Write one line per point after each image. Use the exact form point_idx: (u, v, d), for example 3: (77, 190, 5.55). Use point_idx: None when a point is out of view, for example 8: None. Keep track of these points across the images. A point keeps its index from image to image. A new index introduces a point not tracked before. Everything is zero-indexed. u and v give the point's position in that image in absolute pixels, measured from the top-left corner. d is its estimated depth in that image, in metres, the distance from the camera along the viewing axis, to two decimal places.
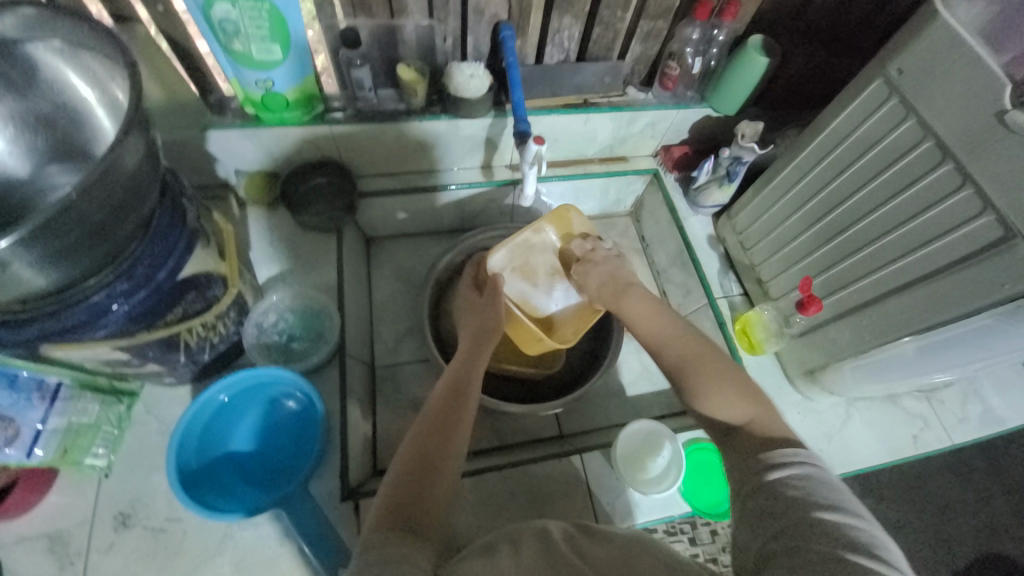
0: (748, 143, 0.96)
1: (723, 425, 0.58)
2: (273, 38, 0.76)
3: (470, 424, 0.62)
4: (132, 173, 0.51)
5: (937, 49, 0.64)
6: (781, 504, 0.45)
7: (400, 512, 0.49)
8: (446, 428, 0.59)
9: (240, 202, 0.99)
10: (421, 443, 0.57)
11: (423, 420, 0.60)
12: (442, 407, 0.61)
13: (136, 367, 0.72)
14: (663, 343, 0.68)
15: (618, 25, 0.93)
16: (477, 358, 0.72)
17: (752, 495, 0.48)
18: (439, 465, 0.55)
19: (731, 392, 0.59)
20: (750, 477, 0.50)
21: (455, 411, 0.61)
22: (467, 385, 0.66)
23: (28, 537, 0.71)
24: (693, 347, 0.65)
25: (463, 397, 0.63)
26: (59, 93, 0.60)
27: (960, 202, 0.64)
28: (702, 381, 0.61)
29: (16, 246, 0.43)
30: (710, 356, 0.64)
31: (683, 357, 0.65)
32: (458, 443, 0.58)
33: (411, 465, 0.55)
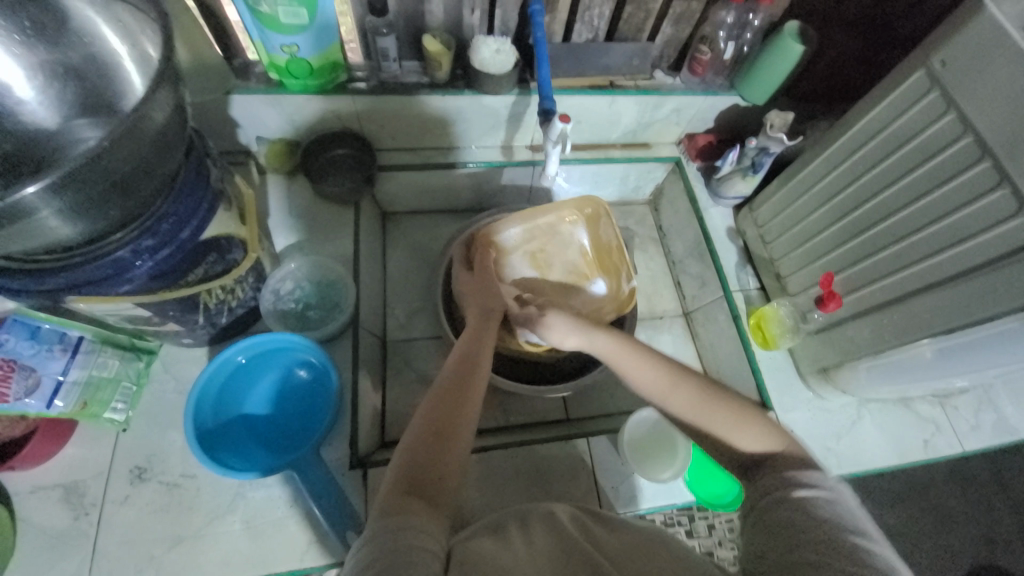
0: (776, 133, 0.94)
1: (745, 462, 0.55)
2: (300, 1, 0.75)
3: (479, 402, 0.61)
4: (160, 130, 0.51)
5: (985, 41, 0.61)
6: (804, 519, 0.45)
7: (414, 481, 0.49)
8: (455, 406, 0.58)
9: (261, 168, 0.99)
10: (430, 417, 0.57)
11: (432, 397, 0.59)
12: (452, 383, 0.61)
13: (156, 326, 0.73)
14: (661, 397, 0.63)
15: (650, 5, 0.90)
16: (485, 337, 0.71)
17: (773, 507, 0.48)
18: (450, 439, 0.55)
19: (751, 424, 0.57)
20: (772, 489, 0.49)
21: (465, 389, 0.60)
22: (475, 364, 0.64)
23: (45, 486, 0.74)
24: (692, 393, 0.61)
25: (472, 375, 0.63)
26: (89, 45, 0.60)
27: (995, 202, 0.62)
28: (720, 423, 0.58)
29: (45, 194, 0.43)
30: (710, 401, 0.59)
31: (687, 408, 0.60)
32: (467, 421, 0.58)
33: (423, 438, 0.55)
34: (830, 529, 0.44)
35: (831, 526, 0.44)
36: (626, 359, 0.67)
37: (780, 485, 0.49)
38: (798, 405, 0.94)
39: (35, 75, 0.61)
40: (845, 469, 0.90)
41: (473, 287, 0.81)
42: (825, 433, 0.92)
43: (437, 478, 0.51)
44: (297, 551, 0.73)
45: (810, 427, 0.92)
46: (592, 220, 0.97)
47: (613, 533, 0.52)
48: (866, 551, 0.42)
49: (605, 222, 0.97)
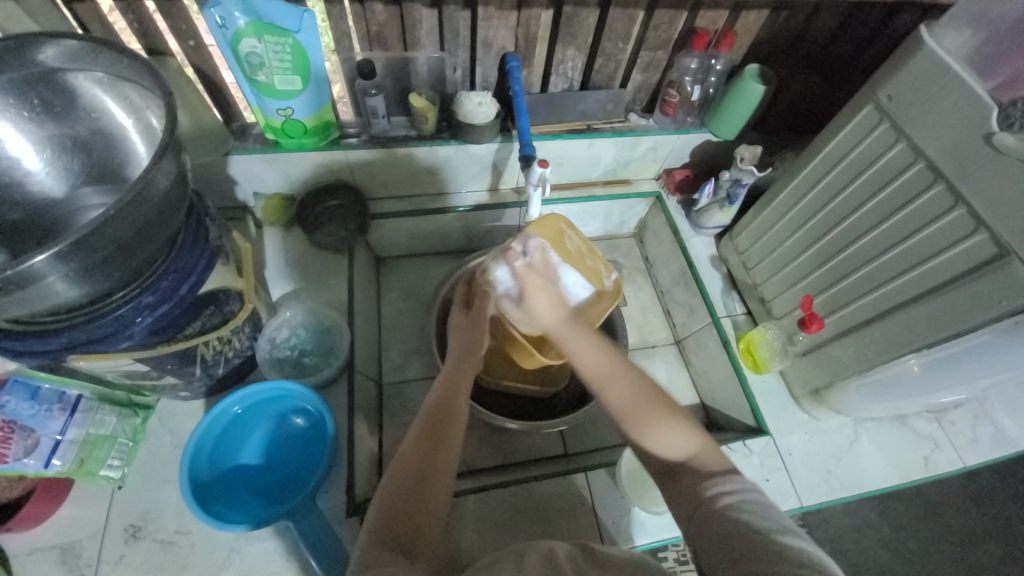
0: (747, 166, 0.99)
1: (669, 464, 0.56)
2: (294, 70, 0.81)
3: (460, 440, 0.62)
4: (163, 194, 0.54)
5: (924, 75, 0.66)
6: (735, 526, 0.46)
7: (391, 535, 0.51)
8: (434, 448, 0.59)
9: (257, 222, 1.03)
10: (408, 462, 0.58)
11: (412, 436, 0.61)
12: (429, 423, 0.62)
13: (154, 380, 0.74)
14: (603, 382, 0.63)
15: (619, 56, 0.97)
16: (466, 372, 0.71)
17: (711, 522, 0.48)
18: (431, 481, 0.56)
19: (677, 425, 0.58)
20: (701, 504, 0.50)
21: (445, 425, 0.62)
22: (452, 404, 0.65)
23: (40, 548, 0.73)
24: (629, 388, 0.61)
25: (447, 415, 0.63)
26: (97, 120, 0.65)
27: (952, 222, 0.66)
28: (648, 423, 0.58)
29: (55, 259, 0.46)
30: (645, 400, 0.60)
31: (624, 402, 0.61)
32: (447, 462, 0.58)
33: (399, 484, 0.56)
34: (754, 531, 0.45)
35: (755, 527, 0.45)
36: (578, 344, 0.68)
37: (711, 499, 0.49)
38: (794, 428, 0.94)
39: (43, 148, 0.65)
40: (847, 492, 0.89)
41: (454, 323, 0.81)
42: (824, 456, 0.92)
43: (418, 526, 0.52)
44: None
45: (808, 451, 0.92)
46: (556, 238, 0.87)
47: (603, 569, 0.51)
48: (794, 548, 0.43)
49: (569, 234, 0.89)
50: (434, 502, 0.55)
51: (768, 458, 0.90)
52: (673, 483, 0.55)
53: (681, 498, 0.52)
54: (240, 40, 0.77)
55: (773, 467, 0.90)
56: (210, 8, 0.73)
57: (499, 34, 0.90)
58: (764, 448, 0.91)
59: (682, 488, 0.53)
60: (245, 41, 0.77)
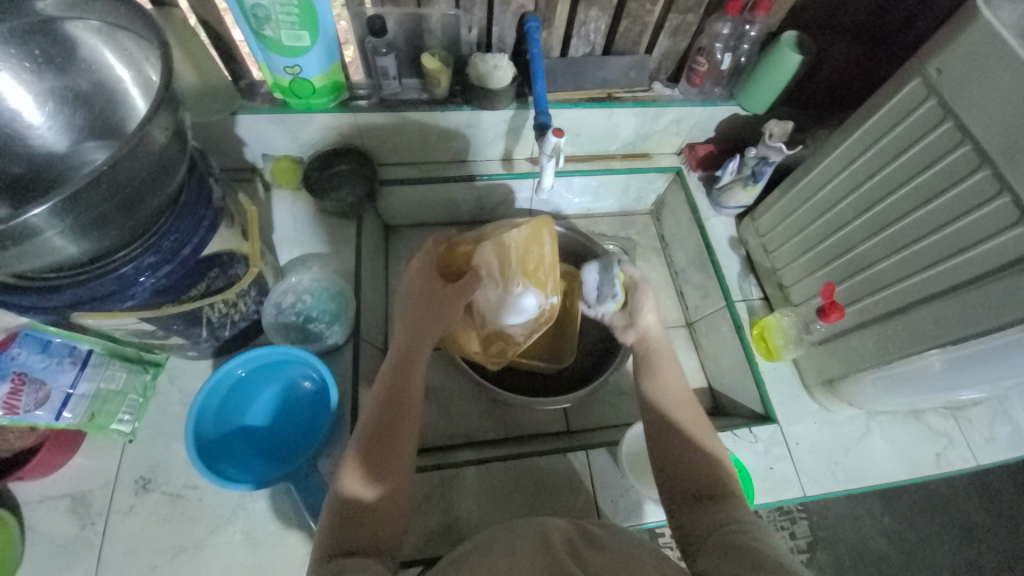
0: (776, 142, 0.94)
1: (695, 489, 0.58)
2: (302, 25, 0.77)
3: (415, 427, 0.64)
4: (160, 152, 0.53)
5: (979, 48, 0.60)
6: (739, 536, 0.50)
7: (348, 532, 0.53)
8: (391, 442, 0.60)
9: (266, 184, 1.02)
10: (367, 453, 0.59)
11: (369, 429, 0.61)
12: (388, 418, 0.62)
13: (161, 339, 0.75)
14: (666, 406, 0.67)
15: (646, 18, 0.91)
16: (420, 345, 0.69)
17: (719, 536, 0.51)
18: (389, 468, 0.59)
19: (712, 459, 0.61)
20: (723, 525, 0.52)
21: (400, 421, 0.62)
22: (406, 396, 0.64)
23: (53, 496, 0.76)
24: (689, 415, 0.66)
25: (403, 404, 0.63)
26: (96, 73, 0.63)
27: (995, 211, 0.61)
28: (686, 448, 0.62)
29: (51, 213, 0.46)
30: (696, 429, 0.65)
31: (678, 423, 0.65)
32: (406, 449, 0.61)
33: (360, 482, 0.57)
34: (756, 540, 0.49)
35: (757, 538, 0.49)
36: (660, 366, 0.72)
37: (724, 521, 0.53)
38: (804, 417, 0.92)
39: (45, 101, 0.63)
40: (854, 484, 0.87)
41: (405, 290, 0.75)
42: (832, 447, 0.90)
43: (378, 518, 0.55)
44: (295, 561, 0.74)
45: (816, 440, 0.90)
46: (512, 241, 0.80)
47: (599, 550, 0.51)
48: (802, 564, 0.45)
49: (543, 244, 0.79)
50: (395, 487, 0.58)
51: (774, 447, 0.89)
52: (699, 509, 0.56)
53: (691, 519, 0.56)
54: None
55: (778, 455, 0.88)
56: None
57: None
58: (771, 436, 0.89)
59: (714, 514, 0.54)
60: None
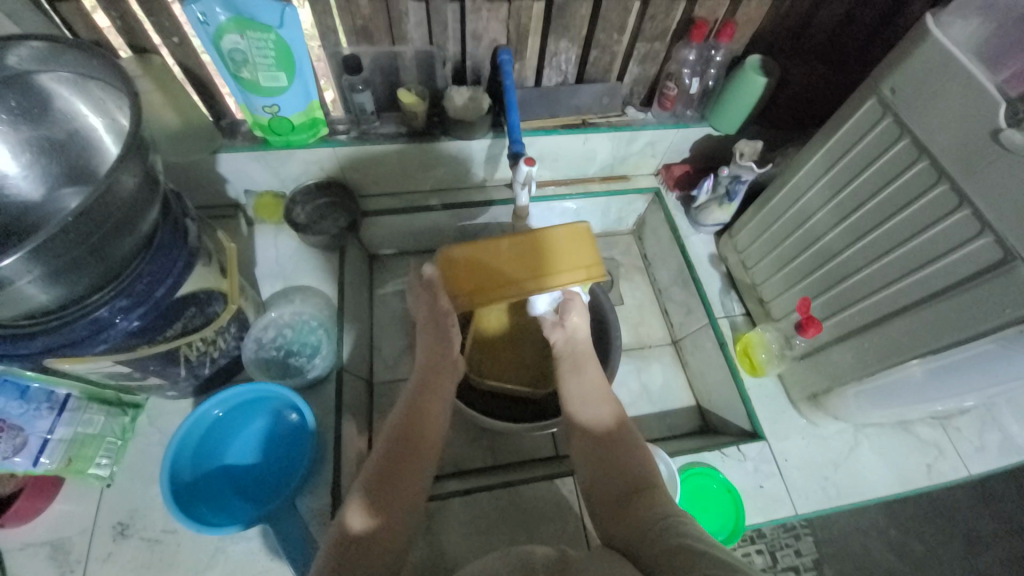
0: (747, 162, 0.96)
1: (624, 489, 0.60)
2: (279, 66, 0.79)
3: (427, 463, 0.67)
4: (130, 196, 0.54)
5: (929, 68, 0.63)
6: (667, 533, 0.50)
7: (351, 560, 0.54)
8: (397, 476, 0.63)
9: (249, 220, 1.03)
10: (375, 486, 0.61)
11: (374, 462, 0.64)
12: (393, 450, 0.65)
13: (139, 380, 0.74)
14: (594, 415, 0.71)
15: (615, 47, 0.94)
16: (434, 383, 0.75)
17: (649, 534, 0.51)
18: (396, 503, 0.60)
19: (637, 459, 0.64)
20: (654, 521, 0.53)
21: (411, 448, 0.66)
22: (417, 426, 0.69)
23: (31, 544, 0.74)
24: (614, 422, 0.69)
25: (415, 441, 0.67)
26: (71, 122, 0.64)
27: (956, 224, 0.62)
28: (615, 456, 0.65)
29: (22, 262, 0.46)
30: (623, 437, 0.67)
31: (603, 436, 0.68)
32: (418, 486, 0.64)
33: (364, 512, 0.58)
34: (684, 537, 0.48)
35: (686, 536, 0.48)
36: (585, 378, 0.75)
37: (653, 517, 0.53)
38: (791, 433, 0.91)
39: (21, 152, 0.64)
40: (846, 500, 0.86)
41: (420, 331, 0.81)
42: (821, 462, 0.89)
43: (379, 545, 0.56)
44: None
45: (805, 456, 0.89)
46: (540, 262, 0.80)
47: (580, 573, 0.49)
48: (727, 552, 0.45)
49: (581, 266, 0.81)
50: (398, 517, 0.60)
51: (762, 464, 0.88)
52: (628, 510, 0.57)
53: (622, 518, 0.56)
54: (223, 37, 0.75)
55: (767, 473, 0.87)
56: (191, 4, 0.72)
57: (489, 27, 0.88)
58: (759, 454, 0.89)
59: (641, 512, 0.55)
60: (227, 38, 0.75)
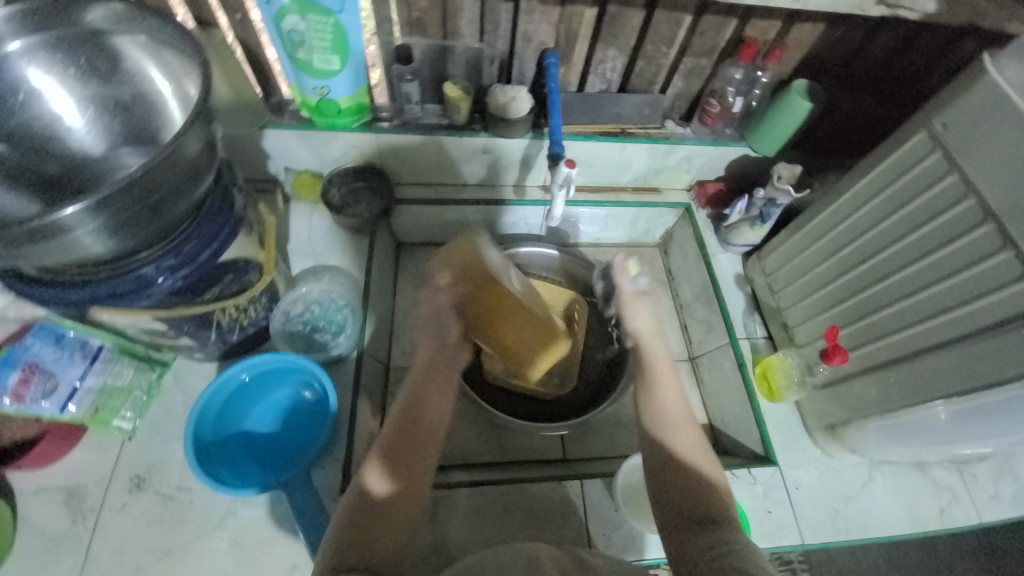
0: (784, 185, 0.96)
1: (692, 513, 0.57)
2: (334, 50, 0.82)
3: (433, 440, 0.66)
4: (191, 161, 0.56)
5: (982, 107, 0.62)
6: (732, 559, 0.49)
7: (361, 550, 0.55)
8: (408, 459, 0.62)
9: (285, 196, 1.06)
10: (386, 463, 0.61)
11: (376, 453, 0.62)
12: (394, 444, 0.63)
13: (171, 339, 0.77)
14: (672, 424, 0.64)
15: (661, 60, 0.94)
16: (442, 377, 0.71)
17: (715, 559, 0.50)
18: (407, 482, 0.61)
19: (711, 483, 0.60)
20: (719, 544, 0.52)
21: (413, 443, 0.63)
22: (420, 421, 0.65)
23: (48, 488, 0.76)
24: (693, 438, 0.64)
25: (414, 438, 0.64)
26: (139, 84, 0.67)
27: (997, 266, 0.62)
28: (687, 476, 0.60)
29: (84, 212, 0.48)
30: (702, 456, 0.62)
31: (685, 449, 0.62)
32: (425, 463, 0.64)
33: (365, 504, 0.58)
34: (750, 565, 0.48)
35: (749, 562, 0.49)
36: (666, 379, 0.69)
37: (718, 543, 0.52)
38: (805, 462, 0.90)
39: (87, 107, 0.67)
40: (854, 535, 0.85)
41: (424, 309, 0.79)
42: (832, 494, 0.88)
43: (392, 519, 0.59)
44: (281, 573, 0.73)
45: (816, 487, 0.88)
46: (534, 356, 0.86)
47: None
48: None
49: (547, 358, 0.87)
50: (400, 512, 0.60)
51: (772, 490, 0.87)
52: (698, 534, 0.54)
53: (690, 541, 0.54)
54: (284, 18, 0.78)
55: (777, 499, 0.86)
56: None
57: (540, 29, 0.89)
58: (770, 478, 0.88)
59: (709, 541, 0.53)
60: (288, 19, 0.78)
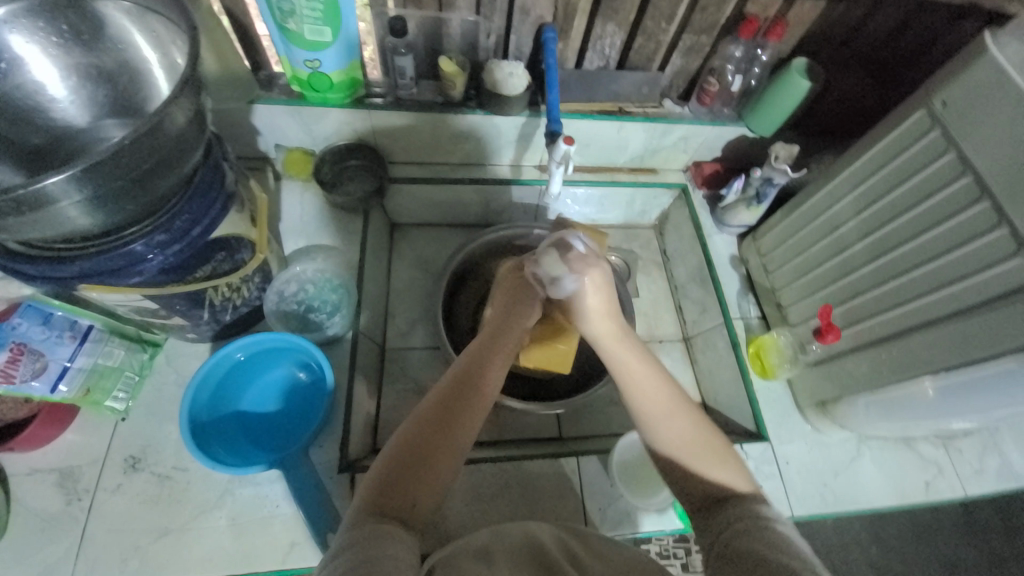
0: (782, 164, 0.95)
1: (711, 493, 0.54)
2: (325, 20, 0.79)
3: (478, 416, 0.57)
4: (180, 132, 0.54)
5: (983, 84, 0.62)
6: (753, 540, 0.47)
7: (389, 504, 0.49)
8: (452, 426, 0.55)
9: (277, 174, 1.03)
10: (419, 431, 0.54)
11: (423, 408, 0.56)
12: (447, 396, 0.56)
13: (163, 319, 0.75)
14: (661, 416, 0.57)
15: (661, 37, 0.93)
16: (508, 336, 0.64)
17: (739, 539, 0.48)
18: (449, 438, 0.54)
19: (725, 468, 0.55)
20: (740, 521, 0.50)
21: (464, 400, 0.56)
22: (479, 378, 0.58)
23: (41, 469, 0.75)
24: (692, 426, 0.57)
25: (470, 394, 0.57)
26: (123, 51, 0.64)
27: (991, 243, 0.62)
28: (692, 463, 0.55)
29: (70, 182, 0.46)
30: (709, 441, 0.57)
31: (679, 441, 0.56)
32: (464, 440, 0.55)
33: (403, 459, 0.52)
34: (775, 542, 0.46)
35: (771, 539, 0.47)
36: (645, 369, 0.59)
37: (743, 522, 0.50)
38: (795, 438, 0.92)
39: (69, 75, 0.65)
40: (841, 508, 0.88)
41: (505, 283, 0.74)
42: (821, 469, 0.90)
43: (425, 482, 0.52)
44: (281, 549, 0.73)
45: (806, 462, 0.90)
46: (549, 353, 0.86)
47: (600, 562, 0.50)
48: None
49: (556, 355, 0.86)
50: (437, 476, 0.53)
51: (764, 465, 0.89)
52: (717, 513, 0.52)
53: (714, 521, 0.52)
54: None
55: (768, 474, 0.88)
56: None
57: (537, 2, 0.87)
58: (762, 455, 0.90)
59: (728, 520, 0.50)
60: None
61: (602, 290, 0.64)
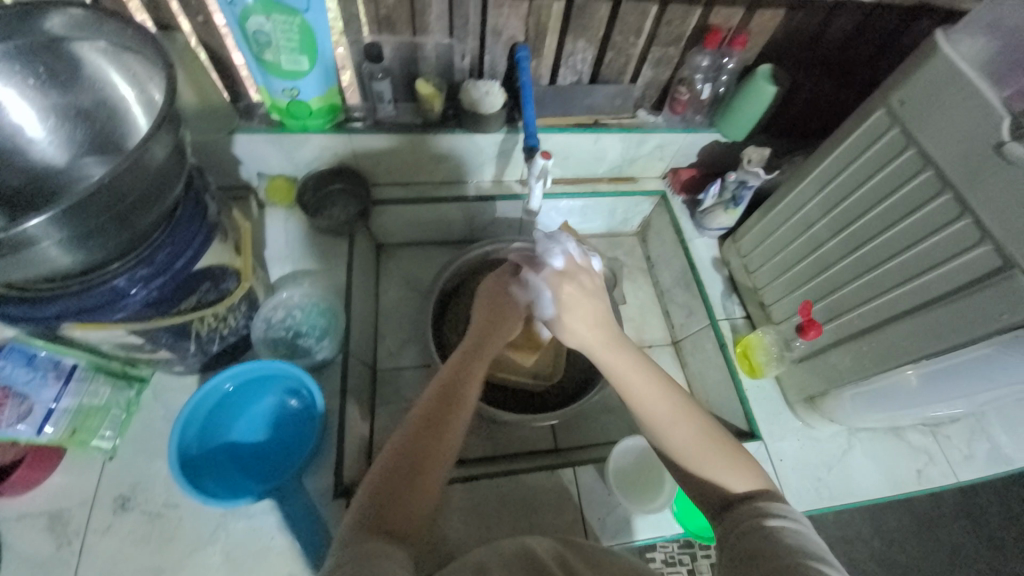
0: (754, 167, 0.99)
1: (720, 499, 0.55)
2: (301, 50, 0.80)
3: (464, 429, 0.58)
4: (159, 167, 0.54)
5: (937, 83, 0.65)
6: (760, 537, 0.47)
7: (385, 516, 0.49)
8: (440, 436, 0.55)
9: (260, 202, 1.03)
10: (408, 444, 0.54)
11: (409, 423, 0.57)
12: (432, 408, 0.57)
13: (149, 353, 0.75)
14: (666, 425, 0.58)
15: (630, 50, 0.96)
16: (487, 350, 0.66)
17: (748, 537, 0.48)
18: (437, 448, 0.55)
19: (737, 471, 0.55)
20: (745, 520, 0.50)
21: (448, 412, 0.57)
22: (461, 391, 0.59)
23: (28, 514, 0.74)
24: (694, 429, 0.58)
25: (451, 404, 0.58)
26: (101, 90, 0.65)
27: (957, 232, 0.65)
28: (703, 467, 0.56)
29: (49, 223, 0.47)
30: (711, 442, 0.57)
31: (686, 447, 0.57)
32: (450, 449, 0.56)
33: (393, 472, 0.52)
34: (782, 536, 0.46)
35: (778, 535, 0.47)
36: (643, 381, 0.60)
37: (749, 520, 0.50)
38: (787, 434, 0.94)
39: (47, 116, 0.65)
40: (836, 501, 0.89)
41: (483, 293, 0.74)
42: (814, 463, 0.91)
43: (417, 491, 0.52)
44: None
45: (798, 457, 0.91)
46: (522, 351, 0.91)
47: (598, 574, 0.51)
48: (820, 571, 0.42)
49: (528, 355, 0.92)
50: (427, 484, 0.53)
51: None
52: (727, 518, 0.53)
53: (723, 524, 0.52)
54: (248, 18, 0.76)
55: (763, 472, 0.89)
56: None
57: (509, 23, 0.89)
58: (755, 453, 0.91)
59: (736, 523, 0.51)
60: (253, 19, 0.76)
61: (582, 300, 0.63)
